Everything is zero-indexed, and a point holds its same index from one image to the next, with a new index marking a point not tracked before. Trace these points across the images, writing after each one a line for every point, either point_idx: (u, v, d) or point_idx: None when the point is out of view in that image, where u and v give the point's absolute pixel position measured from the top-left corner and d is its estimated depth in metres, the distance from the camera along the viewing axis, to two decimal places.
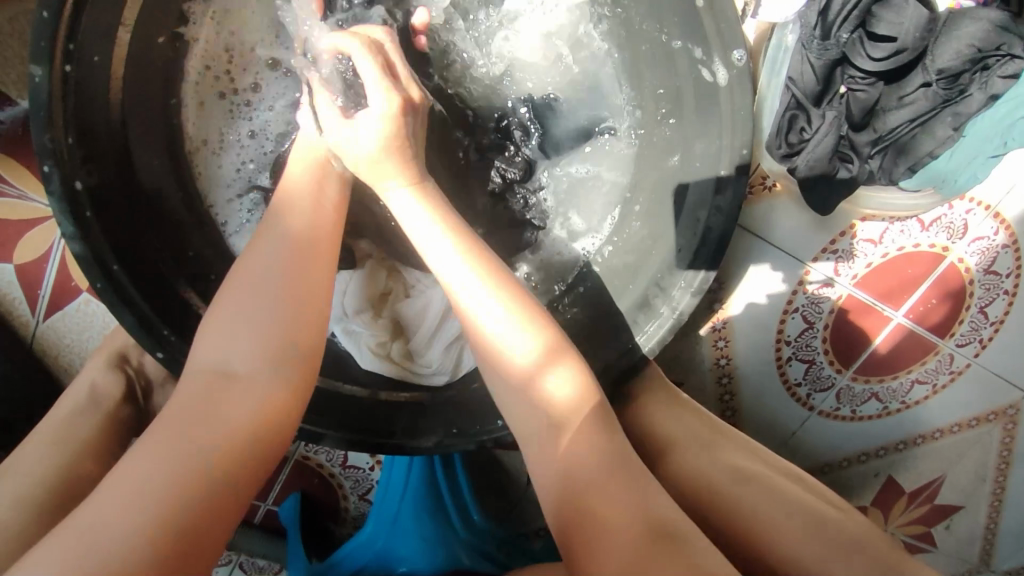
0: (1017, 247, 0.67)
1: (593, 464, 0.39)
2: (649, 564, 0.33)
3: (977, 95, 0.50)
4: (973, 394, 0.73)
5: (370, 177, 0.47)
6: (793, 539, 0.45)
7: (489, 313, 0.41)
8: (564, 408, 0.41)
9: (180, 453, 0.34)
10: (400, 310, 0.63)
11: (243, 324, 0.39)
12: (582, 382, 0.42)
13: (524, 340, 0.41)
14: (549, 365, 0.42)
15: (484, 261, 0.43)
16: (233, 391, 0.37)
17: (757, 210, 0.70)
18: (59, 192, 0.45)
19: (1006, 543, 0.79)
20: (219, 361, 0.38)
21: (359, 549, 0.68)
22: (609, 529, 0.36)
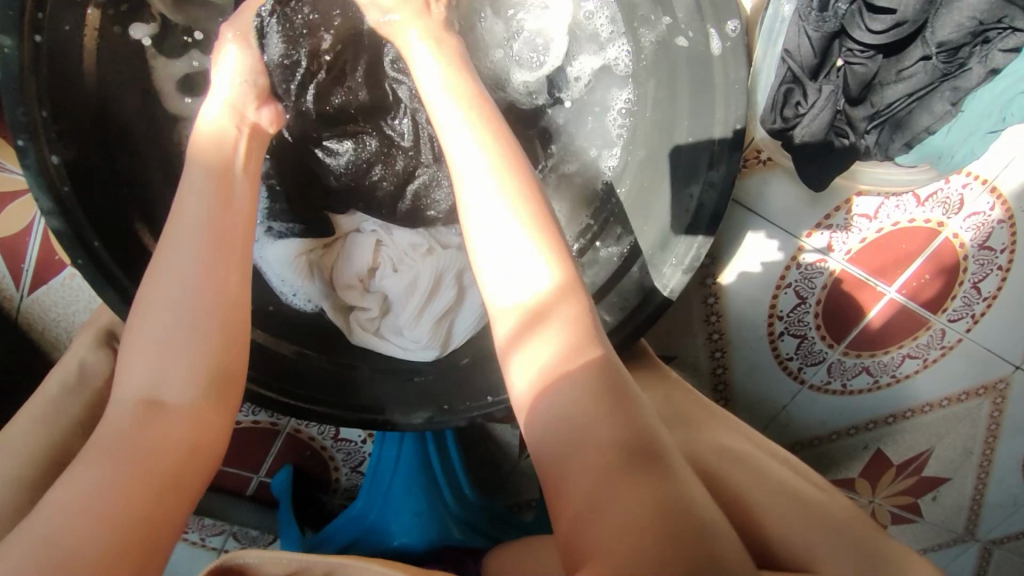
0: (1013, 223, 0.65)
1: (582, 389, 0.36)
2: (630, 493, 0.33)
3: (977, 69, 0.48)
4: (964, 368, 0.73)
5: (426, 83, 0.45)
6: (784, 525, 0.45)
7: (508, 228, 0.39)
8: (570, 348, 0.37)
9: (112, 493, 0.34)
10: (385, 285, 0.62)
11: (162, 348, 0.38)
12: (590, 329, 0.38)
13: (541, 270, 0.38)
14: (554, 302, 0.38)
15: (516, 182, 0.40)
16: (163, 420, 0.37)
17: (750, 184, 0.68)
18: (35, 168, 0.44)
19: (991, 514, 0.80)
20: (147, 386, 0.38)
21: (351, 524, 0.69)
22: (589, 458, 0.35)
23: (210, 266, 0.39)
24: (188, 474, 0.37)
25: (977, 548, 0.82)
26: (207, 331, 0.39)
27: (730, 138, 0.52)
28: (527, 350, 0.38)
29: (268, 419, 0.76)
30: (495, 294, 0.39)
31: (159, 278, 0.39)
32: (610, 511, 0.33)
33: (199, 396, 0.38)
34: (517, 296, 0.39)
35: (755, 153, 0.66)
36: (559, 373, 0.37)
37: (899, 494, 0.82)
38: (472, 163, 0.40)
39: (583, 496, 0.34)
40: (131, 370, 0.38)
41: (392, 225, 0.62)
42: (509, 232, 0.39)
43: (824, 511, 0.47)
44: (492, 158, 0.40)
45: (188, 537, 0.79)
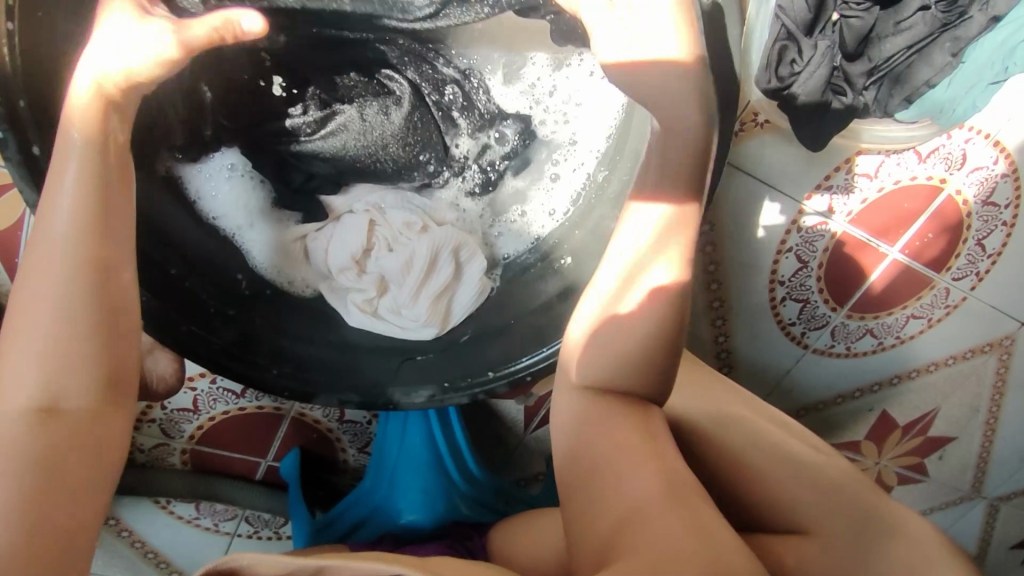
0: (1017, 176, 0.64)
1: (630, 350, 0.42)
2: (664, 526, 0.39)
3: (979, 17, 0.47)
4: (969, 326, 0.72)
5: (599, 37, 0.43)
6: (792, 496, 0.46)
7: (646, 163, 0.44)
8: (651, 313, 0.41)
9: (8, 515, 0.33)
10: (377, 265, 0.61)
11: (42, 351, 0.36)
12: (667, 312, 0.41)
13: (655, 213, 0.43)
14: (658, 253, 0.42)
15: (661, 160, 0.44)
16: (61, 422, 0.36)
17: (747, 148, 0.66)
18: (17, 159, 0.43)
19: (998, 470, 0.80)
20: (42, 391, 0.36)
21: (358, 504, 0.70)
22: (624, 489, 0.42)
23: (96, 267, 0.38)
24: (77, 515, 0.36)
25: (985, 505, 0.82)
26: (99, 339, 0.37)
27: None
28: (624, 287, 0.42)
29: (272, 403, 0.75)
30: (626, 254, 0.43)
31: (38, 274, 0.37)
32: (642, 531, 0.39)
33: (97, 402, 0.37)
34: (640, 233, 0.43)
35: (751, 117, 0.63)
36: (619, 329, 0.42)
37: (906, 455, 0.82)
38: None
39: (615, 522, 0.41)
40: (9, 378, 0.36)
41: (384, 203, 0.62)
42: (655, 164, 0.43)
43: (828, 473, 0.46)
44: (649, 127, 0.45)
45: (200, 523, 0.80)
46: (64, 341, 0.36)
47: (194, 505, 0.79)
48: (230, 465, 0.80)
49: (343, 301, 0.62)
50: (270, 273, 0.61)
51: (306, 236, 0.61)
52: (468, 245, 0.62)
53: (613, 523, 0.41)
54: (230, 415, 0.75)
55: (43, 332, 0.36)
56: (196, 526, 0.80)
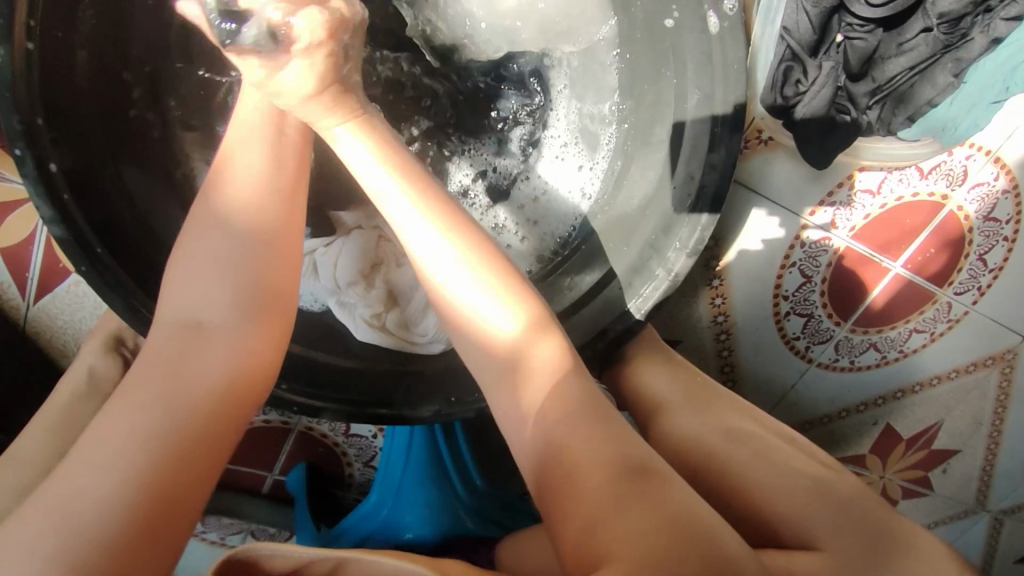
0: (1018, 192, 0.65)
1: (568, 414, 0.38)
2: (621, 514, 0.32)
3: (980, 39, 0.48)
4: (972, 340, 0.72)
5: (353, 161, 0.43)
6: (803, 512, 0.44)
7: (445, 262, 0.40)
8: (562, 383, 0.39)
9: (133, 451, 0.34)
10: (392, 280, 0.63)
11: (208, 287, 0.39)
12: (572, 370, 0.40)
13: (492, 303, 0.40)
14: (531, 341, 0.40)
15: (459, 232, 0.41)
16: (202, 361, 0.38)
17: (752, 164, 0.67)
18: (35, 176, 0.44)
19: (1002, 484, 0.80)
20: (194, 319, 0.39)
21: (363, 521, 0.69)
22: (580, 477, 0.35)
23: (259, 212, 0.40)
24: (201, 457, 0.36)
25: (988, 518, 0.82)
26: (254, 286, 0.40)
27: (729, 121, 0.51)
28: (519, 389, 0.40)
29: (280, 417, 0.76)
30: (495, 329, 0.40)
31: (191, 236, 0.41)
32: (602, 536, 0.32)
33: (239, 338, 0.39)
34: (495, 332, 0.40)
35: (755, 134, 0.65)
36: (549, 398, 0.39)
37: (910, 468, 0.82)
38: (411, 228, 0.41)
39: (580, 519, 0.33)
40: (181, 302, 0.40)
41: None
42: (459, 272, 0.40)
43: (833, 487, 0.47)
44: (420, 202, 0.41)
45: (205, 536, 0.80)
46: (225, 276, 0.39)
47: (200, 520, 0.78)
48: (236, 479, 0.80)
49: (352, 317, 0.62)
50: None
51: (315, 251, 0.62)
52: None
53: (586, 526, 0.33)
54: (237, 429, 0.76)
55: (219, 267, 0.39)
56: (202, 539, 0.80)
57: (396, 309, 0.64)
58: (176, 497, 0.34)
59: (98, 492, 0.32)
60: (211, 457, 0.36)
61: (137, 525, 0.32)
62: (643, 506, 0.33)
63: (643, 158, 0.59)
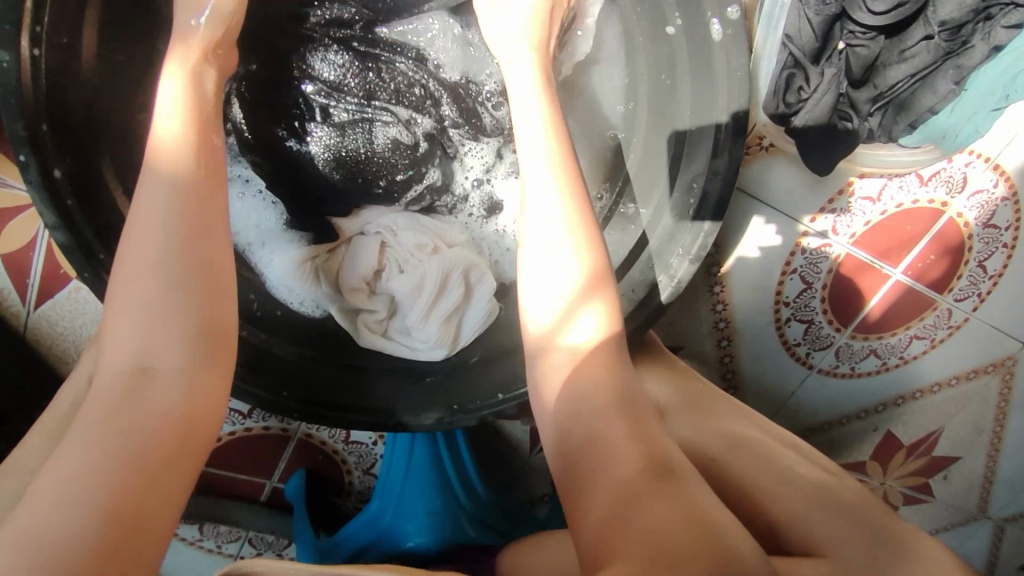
0: (1017, 200, 0.65)
1: (598, 393, 0.38)
2: (656, 504, 0.32)
3: (980, 46, 0.48)
4: (973, 347, 0.72)
5: (520, 103, 0.47)
6: (809, 517, 0.45)
7: (557, 222, 0.41)
8: (585, 366, 0.39)
9: (94, 474, 0.31)
10: (391, 285, 0.61)
11: (149, 321, 0.36)
12: (602, 360, 0.39)
13: (569, 266, 0.40)
14: (584, 298, 0.40)
15: (572, 189, 0.42)
16: (154, 387, 0.35)
17: (751, 171, 0.68)
18: (38, 182, 0.44)
19: (1003, 492, 0.80)
20: (134, 353, 0.36)
21: (364, 529, 0.69)
22: (613, 468, 0.35)
23: (193, 233, 0.38)
24: (160, 478, 0.33)
25: (991, 526, 0.82)
26: (194, 303, 0.37)
27: (732, 126, 0.52)
28: (554, 351, 0.40)
29: (279, 424, 0.76)
30: (529, 315, 0.41)
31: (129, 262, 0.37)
32: (635, 520, 0.32)
33: (190, 365, 0.36)
34: (540, 305, 0.40)
35: (756, 141, 0.66)
36: (574, 373, 0.39)
37: (911, 476, 0.82)
38: (542, 175, 0.42)
39: (610, 504, 0.34)
40: (117, 337, 0.36)
41: (396, 224, 0.62)
42: (547, 224, 0.41)
43: (836, 495, 0.46)
44: (557, 160, 0.43)
45: (204, 545, 0.80)
46: (161, 305, 0.36)
47: (197, 527, 0.78)
48: (234, 487, 0.79)
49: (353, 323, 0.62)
50: (280, 293, 0.61)
51: (315, 256, 0.61)
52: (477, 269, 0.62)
53: (605, 519, 0.33)
54: (237, 436, 0.75)
55: (147, 294, 0.36)
56: (199, 548, 0.80)
57: (395, 315, 0.63)
58: (139, 520, 0.31)
59: (64, 523, 0.30)
60: (175, 477, 0.34)
61: (102, 550, 0.30)
62: (674, 498, 0.33)
63: (640, 159, 0.60)
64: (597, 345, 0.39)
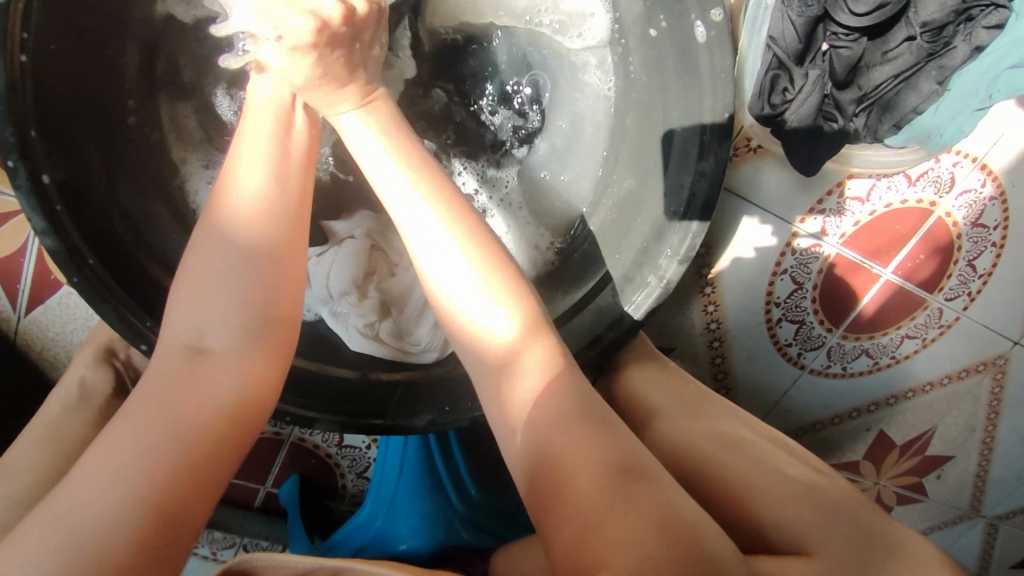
0: (1005, 199, 0.66)
1: (558, 414, 0.37)
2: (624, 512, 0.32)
3: (962, 47, 0.49)
4: (963, 346, 0.73)
5: (362, 154, 0.43)
6: (796, 516, 0.45)
7: (427, 248, 0.40)
8: (539, 400, 0.38)
9: (140, 459, 0.33)
10: (385, 288, 0.63)
11: (208, 310, 0.38)
12: (557, 385, 0.39)
13: (472, 288, 0.40)
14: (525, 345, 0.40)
15: (462, 230, 0.40)
16: (204, 373, 0.36)
17: (741, 173, 0.68)
18: (27, 187, 0.44)
19: (995, 490, 0.80)
20: (193, 336, 0.37)
21: (358, 531, 0.69)
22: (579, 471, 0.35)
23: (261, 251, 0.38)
24: (203, 466, 0.35)
25: (984, 523, 0.82)
26: (256, 299, 0.38)
27: (718, 128, 0.52)
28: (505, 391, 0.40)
29: (273, 429, 0.76)
30: (475, 341, 0.41)
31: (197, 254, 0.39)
32: (605, 531, 0.32)
33: (243, 351, 0.38)
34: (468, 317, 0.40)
35: (744, 142, 0.66)
36: (533, 408, 0.38)
37: (905, 475, 0.82)
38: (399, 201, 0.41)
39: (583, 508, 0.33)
40: (178, 321, 0.38)
41: (391, 229, 0.64)
42: (455, 271, 0.39)
43: (826, 492, 0.47)
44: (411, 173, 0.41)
45: (197, 551, 0.79)
46: (229, 296, 0.38)
47: None
48: (228, 492, 0.79)
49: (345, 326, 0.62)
50: None
51: (309, 260, 0.61)
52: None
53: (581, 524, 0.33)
54: None
55: (212, 287, 0.38)
56: (193, 555, 0.80)
57: None
58: (175, 509, 0.33)
59: (104, 507, 0.31)
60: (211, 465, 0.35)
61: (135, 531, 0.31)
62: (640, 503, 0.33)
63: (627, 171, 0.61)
64: (547, 369, 0.40)
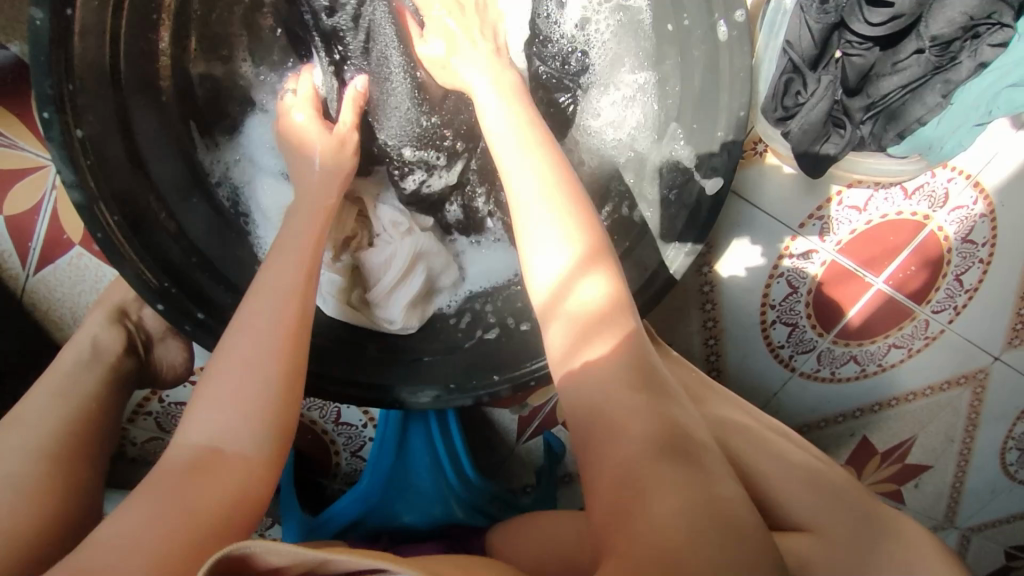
0: (995, 217, 0.69)
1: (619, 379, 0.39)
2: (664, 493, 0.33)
3: (967, 62, 0.51)
4: (947, 357, 0.76)
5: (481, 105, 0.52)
6: (798, 500, 0.47)
7: (548, 230, 0.43)
8: (596, 325, 0.41)
9: (159, 523, 0.36)
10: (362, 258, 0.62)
11: (230, 394, 0.43)
12: (619, 307, 0.42)
13: (563, 250, 0.43)
14: (585, 271, 0.42)
15: (555, 173, 0.46)
16: (221, 463, 0.40)
17: (747, 175, 0.71)
18: (60, 141, 0.45)
19: (970, 502, 0.82)
20: (213, 440, 0.41)
21: (353, 505, 0.68)
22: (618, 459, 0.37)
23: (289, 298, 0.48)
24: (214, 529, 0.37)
25: (958, 535, 0.84)
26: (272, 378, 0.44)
27: (734, 126, 0.54)
28: (570, 301, 0.42)
29: None
30: (533, 279, 0.44)
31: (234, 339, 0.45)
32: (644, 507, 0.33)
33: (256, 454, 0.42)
34: (548, 274, 0.43)
35: (752, 145, 0.69)
36: (588, 346, 0.41)
37: (883, 483, 0.83)
38: (500, 139, 0.49)
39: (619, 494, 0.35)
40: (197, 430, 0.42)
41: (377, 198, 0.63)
42: (540, 219, 0.44)
43: (824, 477, 0.49)
44: (524, 124, 0.49)
45: None
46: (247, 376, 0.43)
47: None
48: None
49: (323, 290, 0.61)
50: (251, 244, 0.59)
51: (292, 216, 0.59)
52: (440, 260, 0.64)
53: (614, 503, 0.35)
54: None
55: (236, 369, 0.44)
56: None
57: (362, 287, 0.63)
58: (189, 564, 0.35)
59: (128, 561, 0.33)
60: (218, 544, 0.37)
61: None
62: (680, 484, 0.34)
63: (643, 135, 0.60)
64: (606, 295, 0.42)
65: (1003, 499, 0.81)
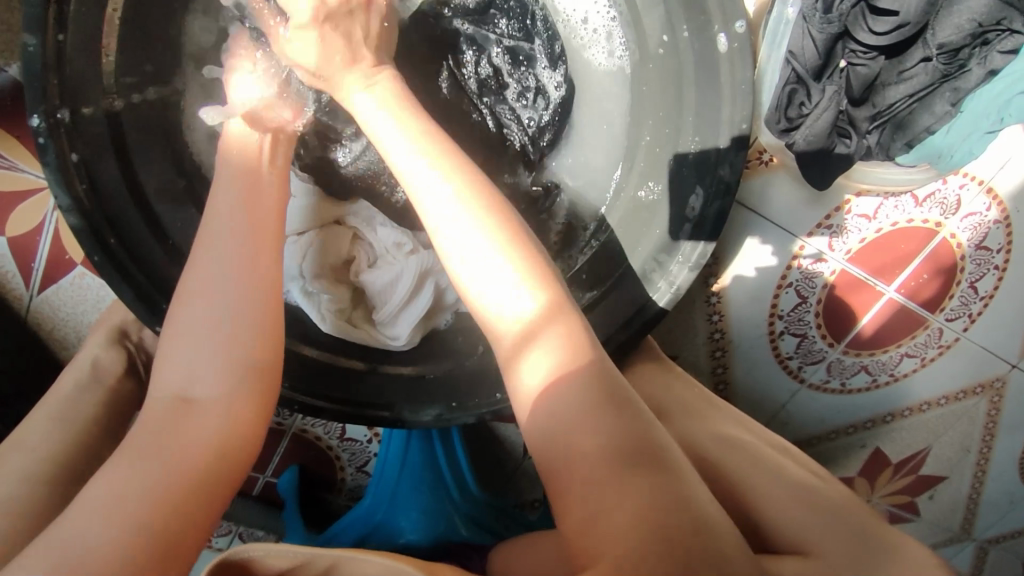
0: (1009, 223, 0.66)
1: (579, 406, 0.37)
2: (629, 505, 0.33)
3: (976, 70, 0.50)
4: (962, 367, 0.74)
5: (379, 134, 0.45)
6: (800, 519, 0.45)
7: (498, 288, 0.39)
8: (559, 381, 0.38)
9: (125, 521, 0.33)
10: (363, 280, 0.62)
11: (205, 338, 0.40)
12: (582, 357, 0.39)
13: (523, 297, 0.39)
14: (540, 329, 0.39)
15: (494, 220, 0.41)
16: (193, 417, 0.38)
17: (751, 185, 0.69)
18: (54, 165, 0.45)
19: (988, 512, 0.80)
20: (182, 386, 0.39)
21: (358, 522, 0.70)
22: (582, 462, 0.35)
23: (247, 249, 0.43)
24: (202, 501, 0.36)
25: (975, 546, 0.82)
26: (243, 310, 0.41)
27: (736, 140, 0.53)
28: (527, 360, 0.39)
29: (276, 418, 0.77)
30: (491, 317, 0.40)
31: (195, 276, 0.42)
32: (609, 520, 0.33)
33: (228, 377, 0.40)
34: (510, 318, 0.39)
35: (757, 155, 0.68)
36: (550, 398, 0.38)
37: (899, 493, 0.82)
38: (411, 176, 0.43)
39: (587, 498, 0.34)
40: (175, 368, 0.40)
41: (374, 222, 0.63)
42: (489, 262, 0.40)
43: (826, 495, 0.48)
44: (457, 185, 0.42)
45: None
46: (236, 304, 0.41)
47: None
48: None
49: (319, 311, 0.59)
50: None
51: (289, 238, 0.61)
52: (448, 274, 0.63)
53: (585, 509, 0.34)
54: None
55: (220, 304, 0.41)
56: None
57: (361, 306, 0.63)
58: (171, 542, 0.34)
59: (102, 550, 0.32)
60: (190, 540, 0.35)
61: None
62: (653, 491, 0.33)
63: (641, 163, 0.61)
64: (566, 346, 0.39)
65: (1023, 510, 0.79)
